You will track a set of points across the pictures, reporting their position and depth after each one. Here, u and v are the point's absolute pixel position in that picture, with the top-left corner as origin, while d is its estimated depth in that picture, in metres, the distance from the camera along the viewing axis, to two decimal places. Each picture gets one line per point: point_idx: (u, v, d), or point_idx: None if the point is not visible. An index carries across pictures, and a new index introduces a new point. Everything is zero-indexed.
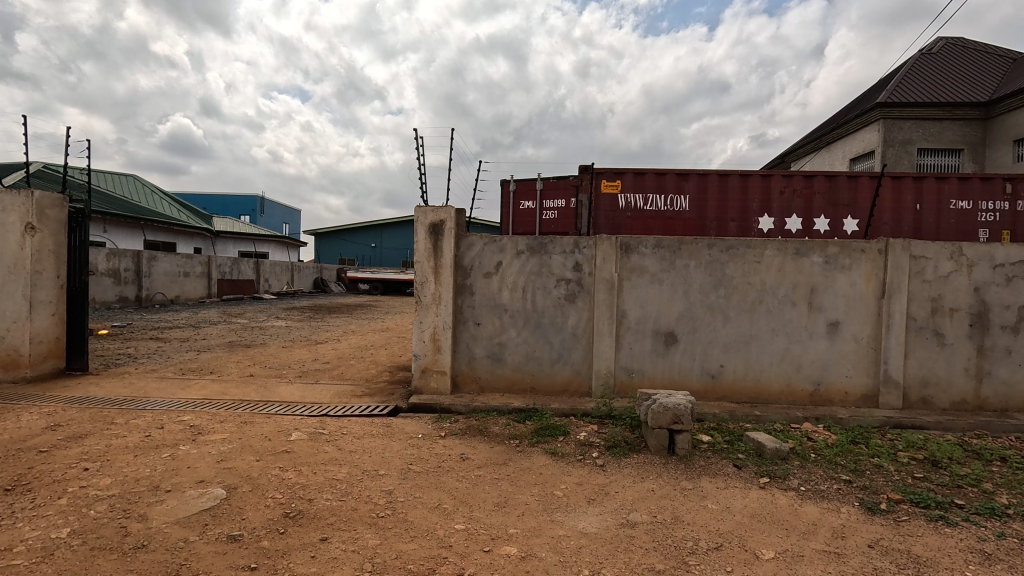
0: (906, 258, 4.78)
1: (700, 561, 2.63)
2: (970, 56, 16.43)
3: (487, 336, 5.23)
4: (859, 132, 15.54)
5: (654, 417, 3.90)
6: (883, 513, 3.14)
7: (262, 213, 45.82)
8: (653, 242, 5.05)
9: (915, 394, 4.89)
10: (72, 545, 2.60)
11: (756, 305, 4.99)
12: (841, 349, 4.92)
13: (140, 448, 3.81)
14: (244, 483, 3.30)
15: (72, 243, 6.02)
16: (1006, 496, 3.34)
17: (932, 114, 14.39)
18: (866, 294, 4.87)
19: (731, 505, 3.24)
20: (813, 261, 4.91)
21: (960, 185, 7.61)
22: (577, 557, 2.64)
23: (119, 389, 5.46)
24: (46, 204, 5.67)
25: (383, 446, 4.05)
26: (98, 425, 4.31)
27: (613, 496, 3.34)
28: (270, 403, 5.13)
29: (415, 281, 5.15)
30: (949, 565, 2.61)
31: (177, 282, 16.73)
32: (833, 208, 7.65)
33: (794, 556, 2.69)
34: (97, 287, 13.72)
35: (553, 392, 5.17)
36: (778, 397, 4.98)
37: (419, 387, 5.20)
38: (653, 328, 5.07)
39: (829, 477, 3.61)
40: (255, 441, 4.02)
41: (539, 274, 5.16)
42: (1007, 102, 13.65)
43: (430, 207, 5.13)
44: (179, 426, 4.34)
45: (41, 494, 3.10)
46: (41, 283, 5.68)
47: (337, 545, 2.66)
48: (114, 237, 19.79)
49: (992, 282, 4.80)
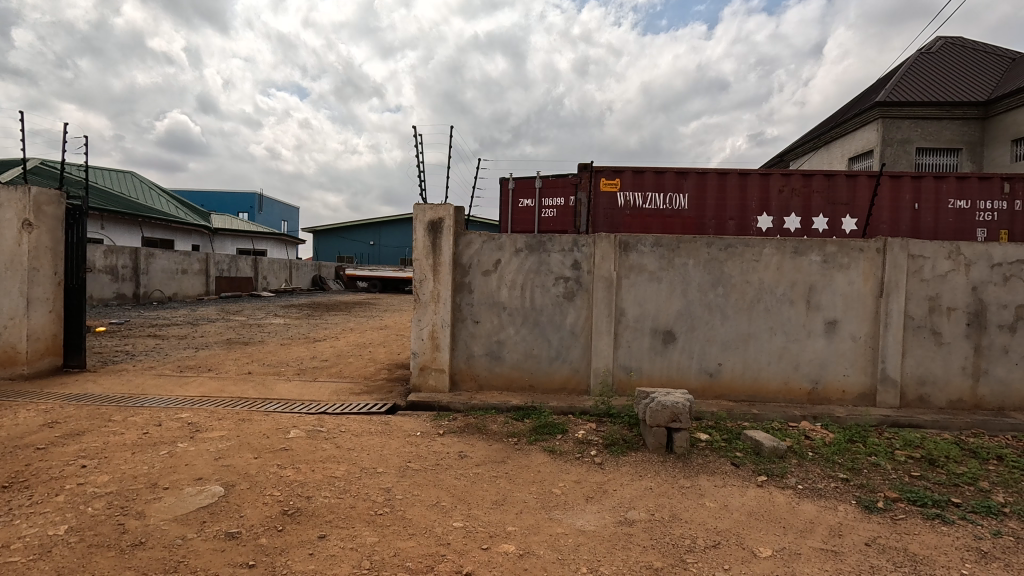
0: (904, 256, 4.79)
1: (697, 559, 2.64)
2: (968, 56, 16.46)
3: (485, 333, 5.23)
4: (858, 132, 15.55)
5: (652, 416, 3.90)
6: (880, 512, 3.15)
7: (261, 210, 45.76)
8: (652, 241, 5.05)
9: (912, 393, 4.90)
10: (69, 542, 2.60)
11: (755, 303, 4.99)
12: (839, 348, 4.93)
13: (138, 445, 3.80)
14: (242, 481, 3.29)
15: (69, 239, 5.99)
16: (1003, 495, 3.35)
17: (930, 113, 14.40)
18: (864, 293, 4.88)
19: (728, 503, 3.24)
20: (811, 260, 4.92)
21: (958, 184, 7.62)
22: (575, 555, 2.65)
23: (117, 386, 5.45)
24: (43, 200, 5.64)
25: (381, 444, 4.05)
26: (95, 422, 4.31)
27: (610, 493, 3.35)
28: (268, 401, 5.12)
29: (414, 279, 5.14)
30: (946, 563, 2.62)
31: (175, 280, 16.71)
32: (832, 207, 7.66)
33: (791, 554, 2.70)
34: (93, 284, 13.65)
35: (551, 390, 5.18)
36: (775, 396, 4.99)
37: (418, 384, 5.19)
38: (651, 326, 5.08)
39: (827, 475, 3.62)
40: (254, 438, 4.02)
41: (537, 272, 5.16)
42: (1005, 101, 13.69)
43: (429, 205, 5.12)
44: (177, 423, 4.34)
45: (39, 492, 3.09)
46: (38, 280, 5.66)
47: (335, 542, 2.66)
48: (112, 234, 19.70)
49: (990, 281, 4.81)
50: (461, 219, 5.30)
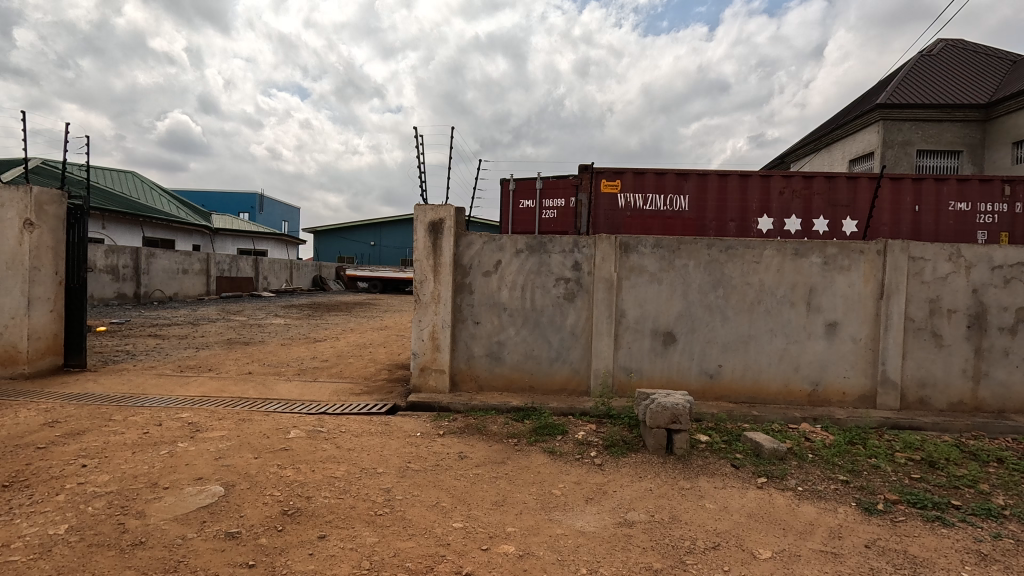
0: (904, 259, 4.80)
1: (697, 561, 2.64)
2: (969, 58, 16.45)
3: (486, 334, 5.24)
4: (859, 133, 15.55)
5: (653, 417, 3.90)
6: (880, 514, 3.14)
7: (262, 210, 45.80)
8: (652, 242, 5.05)
9: (912, 395, 4.90)
10: (69, 541, 2.60)
11: (755, 305, 4.99)
12: (839, 350, 4.93)
13: (138, 445, 3.81)
14: (242, 480, 3.30)
15: (70, 239, 6.00)
16: (1003, 497, 3.35)
17: (931, 116, 14.39)
18: (864, 295, 4.88)
19: (728, 505, 3.24)
20: (811, 262, 4.92)
21: (959, 186, 7.62)
22: (575, 555, 2.65)
23: (117, 386, 5.46)
24: (44, 200, 5.65)
25: (382, 444, 4.05)
26: (96, 422, 4.31)
27: (610, 495, 3.35)
28: (268, 401, 5.13)
29: (414, 279, 5.15)
30: (946, 566, 2.62)
31: (175, 279, 16.71)
32: (832, 208, 7.66)
33: (791, 556, 2.70)
34: (94, 284, 13.67)
35: (551, 391, 5.18)
36: (775, 397, 4.99)
37: (418, 385, 5.20)
38: (652, 328, 5.08)
39: (826, 477, 3.62)
40: (254, 438, 4.03)
41: (538, 273, 5.17)
42: (1006, 104, 13.69)
43: (430, 206, 5.12)
44: (177, 423, 4.34)
45: (39, 491, 3.10)
46: (39, 279, 5.66)
47: (334, 542, 2.66)
48: (113, 234, 19.72)
49: (990, 283, 4.81)
50: (462, 220, 5.30)
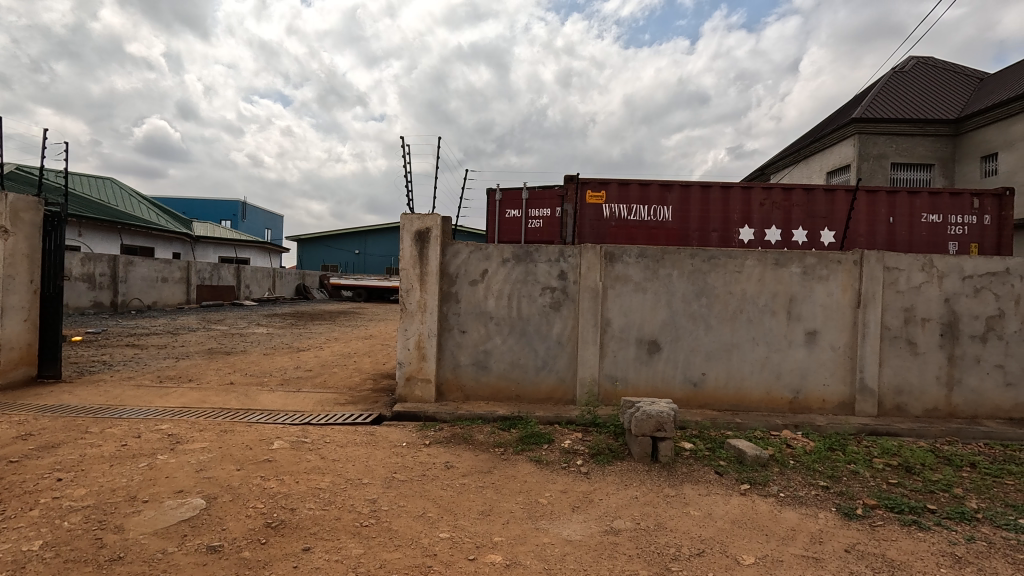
0: (880, 268, 4.93)
1: (682, 567, 2.67)
2: (939, 75, 17.06)
3: (472, 343, 5.24)
4: (835, 147, 15.93)
5: (638, 426, 3.94)
6: (859, 518, 3.21)
7: (244, 218, 45.42)
8: (637, 252, 5.12)
9: (890, 402, 5.02)
10: (44, 557, 2.54)
11: (737, 314, 5.09)
12: (819, 358, 5.04)
13: (115, 458, 3.72)
14: (224, 493, 3.25)
15: (46, 247, 5.88)
16: (976, 501, 3.45)
17: (904, 130, 14.82)
18: (842, 304, 5.00)
19: (712, 512, 3.28)
20: (791, 271, 5.03)
21: (930, 200, 7.88)
22: (561, 564, 2.66)
23: (94, 397, 5.34)
24: (20, 207, 5.53)
25: (367, 455, 4.02)
26: (71, 434, 4.21)
27: (596, 503, 3.37)
28: (250, 412, 5.04)
29: (400, 289, 5.15)
30: (923, 568, 2.69)
31: (154, 288, 16.36)
32: (811, 219, 7.83)
33: (774, 561, 2.75)
34: (70, 292, 13.36)
35: (537, 400, 5.20)
36: (758, 404, 5.07)
37: (403, 395, 5.17)
38: (637, 336, 5.13)
39: (807, 483, 3.69)
40: (236, 450, 3.96)
41: (524, 282, 5.20)
42: (975, 119, 14.23)
43: (416, 215, 5.13)
44: (156, 435, 4.25)
45: (11, 506, 3.01)
46: (13, 287, 5.53)
47: (319, 555, 2.63)
48: (90, 241, 19.31)
49: (961, 292, 4.97)
50: (449, 230, 5.31)
